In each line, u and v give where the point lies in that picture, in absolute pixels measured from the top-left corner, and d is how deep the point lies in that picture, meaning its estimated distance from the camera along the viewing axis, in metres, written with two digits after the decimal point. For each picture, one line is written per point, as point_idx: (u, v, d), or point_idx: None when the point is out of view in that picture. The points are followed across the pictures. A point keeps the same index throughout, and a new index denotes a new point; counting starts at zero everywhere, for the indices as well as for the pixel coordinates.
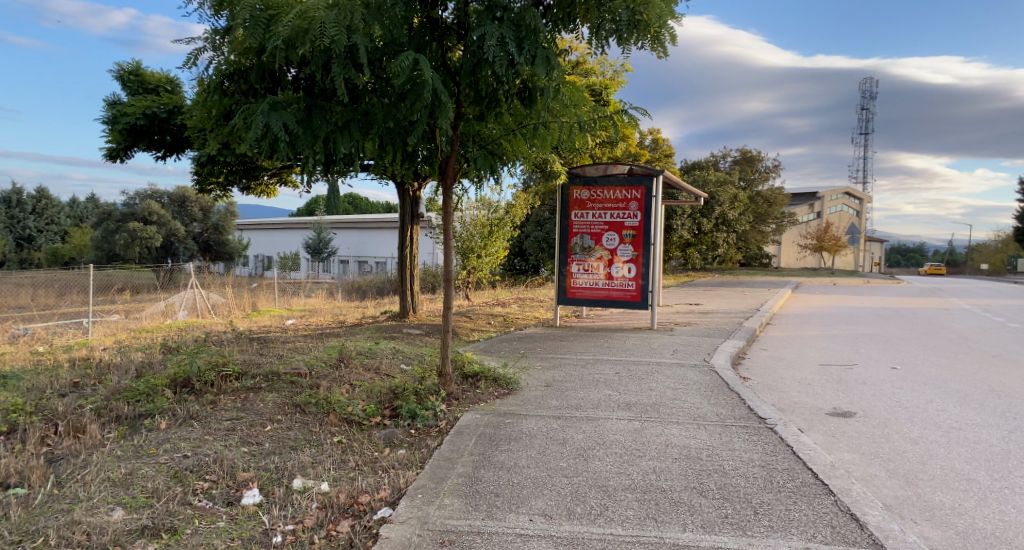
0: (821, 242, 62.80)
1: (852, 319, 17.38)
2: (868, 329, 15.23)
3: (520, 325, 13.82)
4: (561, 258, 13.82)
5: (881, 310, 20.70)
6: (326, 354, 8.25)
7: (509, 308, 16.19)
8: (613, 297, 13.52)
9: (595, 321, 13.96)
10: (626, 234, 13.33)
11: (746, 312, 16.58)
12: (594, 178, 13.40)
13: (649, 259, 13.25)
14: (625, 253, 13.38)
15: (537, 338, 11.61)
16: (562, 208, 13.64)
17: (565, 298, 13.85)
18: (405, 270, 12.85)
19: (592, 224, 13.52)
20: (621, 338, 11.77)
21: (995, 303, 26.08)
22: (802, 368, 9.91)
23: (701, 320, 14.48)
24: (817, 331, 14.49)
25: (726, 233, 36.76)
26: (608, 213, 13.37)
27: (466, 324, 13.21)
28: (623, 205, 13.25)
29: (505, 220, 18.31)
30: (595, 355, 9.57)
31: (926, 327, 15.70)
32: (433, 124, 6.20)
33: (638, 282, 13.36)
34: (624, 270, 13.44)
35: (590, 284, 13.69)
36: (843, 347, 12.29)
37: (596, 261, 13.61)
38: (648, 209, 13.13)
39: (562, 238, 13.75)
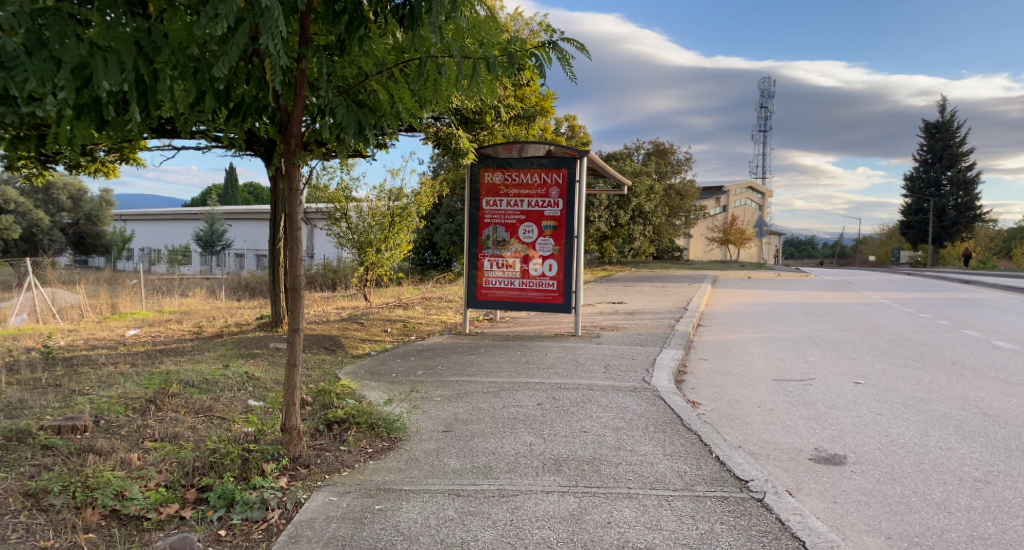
0: (728, 235, 63.14)
1: (788, 317, 16.00)
2: (809, 327, 13.79)
3: (422, 332, 11.68)
4: (470, 253, 11.78)
5: (810, 306, 19.49)
6: (141, 395, 5.96)
7: (410, 310, 14.01)
8: (530, 300, 11.62)
9: (509, 326, 12.01)
10: (546, 224, 11.45)
11: (676, 313, 14.94)
12: (509, 159, 11.44)
13: (572, 254, 11.41)
14: (545, 247, 11.51)
15: (440, 352, 9.53)
16: (471, 195, 11.63)
17: (475, 299, 11.83)
18: (278, 268, 10.51)
19: (507, 213, 11.55)
20: (541, 348, 9.82)
21: (912, 296, 25.47)
22: (760, 382, 8.19)
23: (630, 324, 12.69)
24: (757, 332, 12.92)
25: (642, 226, 35.56)
26: (526, 200, 11.45)
27: (355, 333, 10.97)
28: (542, 190, 11.37)
29: (408, 211, 16.11)
30: (510, 378, 7.57)
31: (868, 325, 14.35)
32: (259, 50, 4.17)
33: (559, 281, 11.51)
34: (543, 267, 11.56)
35: (504, 283, 11.74)
36: (794, 351, 10.68)
37: (512, 257, 11.66)
38: (571, 196, 11.29)
39: (471, 229, 11.73)
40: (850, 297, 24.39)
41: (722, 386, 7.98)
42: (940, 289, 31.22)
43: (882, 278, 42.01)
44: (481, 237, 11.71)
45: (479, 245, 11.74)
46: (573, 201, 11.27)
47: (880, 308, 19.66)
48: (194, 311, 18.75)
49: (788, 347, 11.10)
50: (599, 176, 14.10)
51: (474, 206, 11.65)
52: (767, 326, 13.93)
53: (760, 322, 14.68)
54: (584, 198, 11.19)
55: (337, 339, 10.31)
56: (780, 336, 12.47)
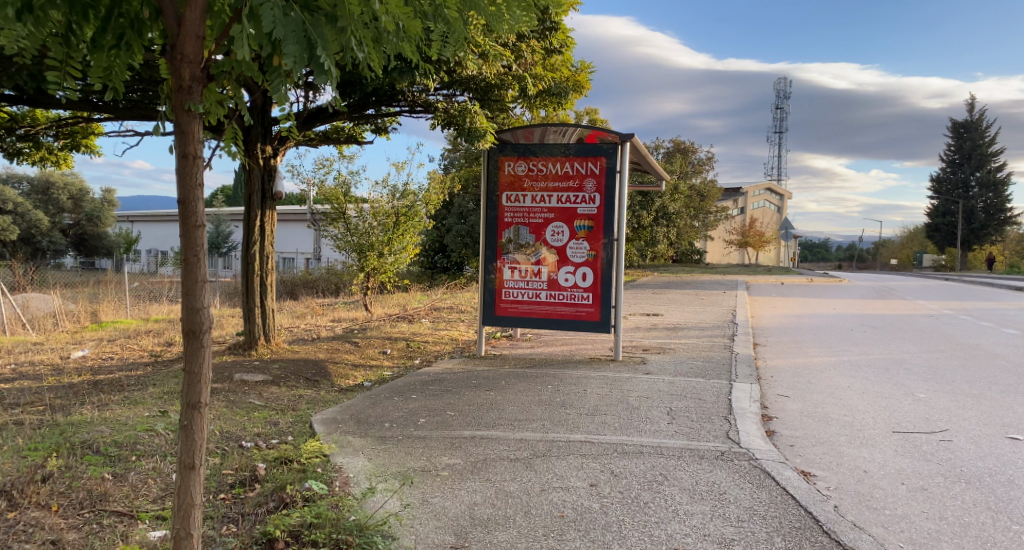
0: (747, 238, 60.90)
1: (851, 334, 13.94)
2: (884, 349, 11.74)
3: (430, 354, 9.65)
4: (487, 259, 9.75)
5: (864, 319, 17.42)
6: (3, 470, 4.00)
7: (416, 325, 12.00)
8: (560, 316, 9.54)
9: (533, 348, 9.94)
10: (579, 224, 9.40)
11: (724, 328, 12.88)
12: (534, 145, 9.48)
13: (610, 260, 9.34)
14: (577, 251, 9.45)
15: (452, 385, 7.53)
16: (488, 189, 9.66)
17: (493, 316, 9.76)
18: (253, 277, 8.48)
19: (531, 211, 9.54)
20: (578, 381, 7.82)
21: (963, 306, 23.38)
22: (878, 438, 6.16)
23: (676, 345, 10.65)
24: (830, 356, 10.85)
25: (665, 228, 33.53)
26: (554, 195, 9.45)
27: (348, 355, 8.97)
28: (573, 183, 9.38)
29: (414, 210, 14.13)
30: (546, 435, 5.55)
31: (951, 346, 12.28)
32: None
33: (594, 294, 9.43)
34: (576, 277, 9.48)
35: (528, 296, 9.66)
36: (889, 385, 8.65)
37: (538, 263, 9.60)
38: (610, 189, 9.27)
39: (488, 230, 9.71)
40: (898, 308, 22.32)
41: (829, 444, 5.95)
42: (985, 298, 29.10)
43: (917, 284, 39.88)
44: (500, 240, 9.68)
45: (497, 249, 9.71)
46: (612, 196, 9.26)
47: (941, 322, 17.60)
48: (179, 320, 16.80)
49: (878, 378, 9.07)
50: (638, 169, 12.07)
51: (492, 201, 9.66)
52: (834, 346, 11.89)
53: (822, 340, 12.63)
54: (625, 193, 9.15)
55: (324, 365, 8.33)
56: (859, 362, 10.41)
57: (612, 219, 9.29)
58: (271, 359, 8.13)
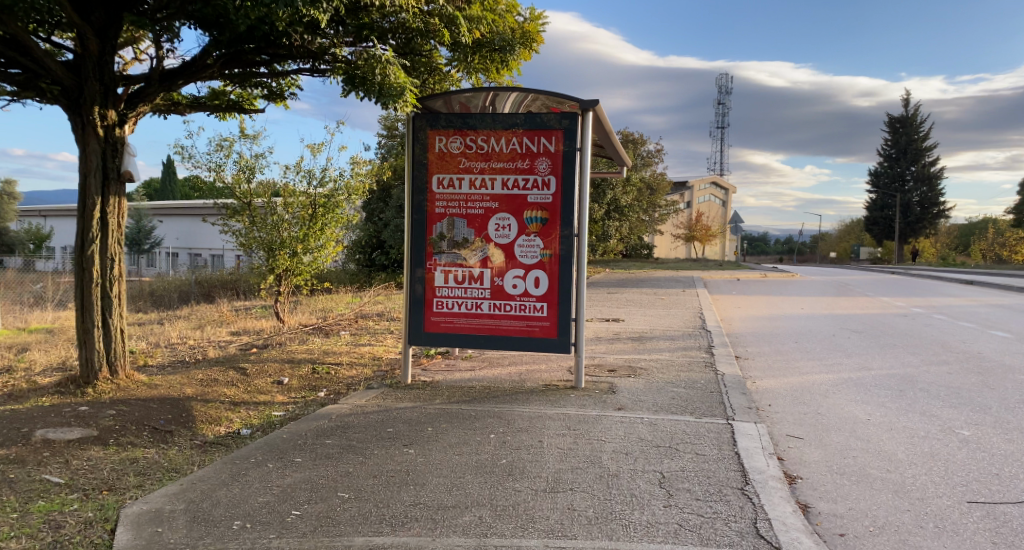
0: (694, 232, 60.01)
1: (837, 341, 12.32)
2: (883, 362, 10.10)
3: (341, 381, 7.56)
4: (413, 261, 7.68)
5: (839, 322, 15.92)
6: None
7: (332, 339, 9.86)
8: (508, 333, 7.56)
9: (474, 374, 7.91)
10: (529, 215, 7.44)
11: (697, 338, 11.07)
12: (472, 117, 7.52)
13: (570, 261, 7.41)
14: (527, 250, 7.48)
15: (357, 436, 5.47)
16: (415, 172, 7.60)
17: (422, 334, 7.70)
18: (91, 288, 6.20)
19: (469, 199, 7.53)
20: (530, 425, 5.84)
21: (928, 305, 22.24)
22: (956, 516, 4.33)
23: (648, 364, 8.79)
24: (828, 375, 9.11)
25: (617, 223, 31.90)
26: (498, 179, 7.48)
27: (228, 389, 6.82)
28: (521, 163, 7.43)
29: (336, 201, 11.91)
30: (483, 544, 3.68)
31: (956, 357, 10.69)
32: None
33: (549, 305, 7.49)
34: (527, 282, 7.51)
35: (467, 308, 7.63)
36: (919, 415, 6.91)
37: (479, 266, 7.59)
38: (568, 171, 7.36)
39: (415, 224, 7.64)
40: (865, 308, 20.92)
41: (897, 533, 4.08)
42: (938, 296, 28.23)
43: (869, 280, 39.12)
44: (431, 236, 7.62)
45: (427, 248, 7.64)
46: (571, 179, 7.35)
47: (922, 325, 16.15)
48: (60, 330, 14.28)
49: (899, 406, 7.32)
50: (598, 150, 10.17)
51: (420, 188, 7.61)
52: (826, 360, 10.18)
53: (810, 352, 10.91)
54: (587, 175, 7.26)
55: (187, 405, 6.16)
56: (865, 382, 8.69)
57: (571, 208, 7.36)
58: (112, 400, 5.94)
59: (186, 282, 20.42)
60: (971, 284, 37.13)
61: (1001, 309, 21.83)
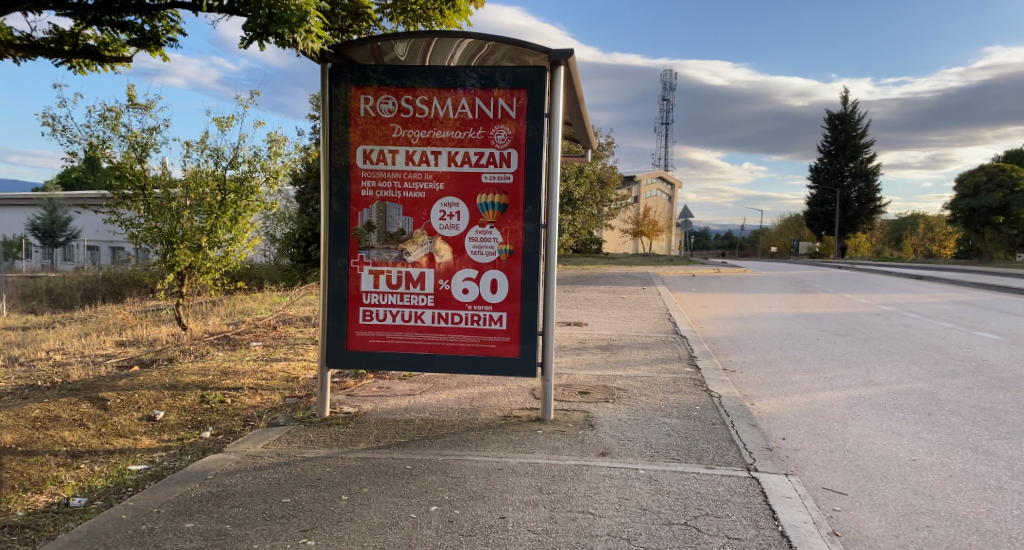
0: (642, 226, 59.15)
1: (824, 347, 11.01)
2: (889, 374, 8.76)
3: (239, 413, 5.79)
4: (331, 260, 5.88)
5: (814, 324, 14.72)
6: None
7: (239, 352, 8.03)
8: (456, 350, 5.89)
9: (413, 403, 6.23)
10: (483, 200, 5.80)
11: (674, 347, 9.59)
12: (409, 72, 5.82)
13: (536, 257, 5.81)
14: (481, 245, 5.84)
15: (234, 515, 3.81)
16: (333, 144, 5.84)
17: (343, 354, 5.91)
18: None
19: (404, 178, 5.83)
20: (489, 490, 4.19)
21: (893, 304, 21.35)
22: None
23: (627, 383, 7.23)
24: (835, 393, 7.72)
25: (569, 216, 30.47)
26: (441, 153, 5.80)
27: (73, 432, 4.99)
28: (471, 132, 5.79)
29: (250, 185, 10.04)
30: None
31: (963, 366, 9.48)
32: None
33: (509, 314, 5.87)
34: (481, 284, 5.87)
35: (402, 320, 5.90)
36: (974, 454, 5.51)
37: (417, 266, 5.89)
38: (532, 142, 5.76)
39: (333, 212, 5.85)
40: (832, 306, 19.89)
41: None
42: (894, 292, 27.59)
43: (821, 276, 38.57)
44: (355, 226, 5.86)
45: (350, 243, 5.87)
46: (536, 152, 5.76)
47: (900, 325, 15.07)
48: None
49: (943, 439, 5.93)
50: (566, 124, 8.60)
51: (340, 165, 5.84)
52: (825, 373, 8.80)
53: (802, 362, 9.54)
54: (558, 149, 5.71)
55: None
56: (881, 402, 7.32)
57: (536, 189, 5.77)
58: None
59: (92, 280, 18.15)
60: (921, 279, 36.91)
61: (965, 305, 21.11)
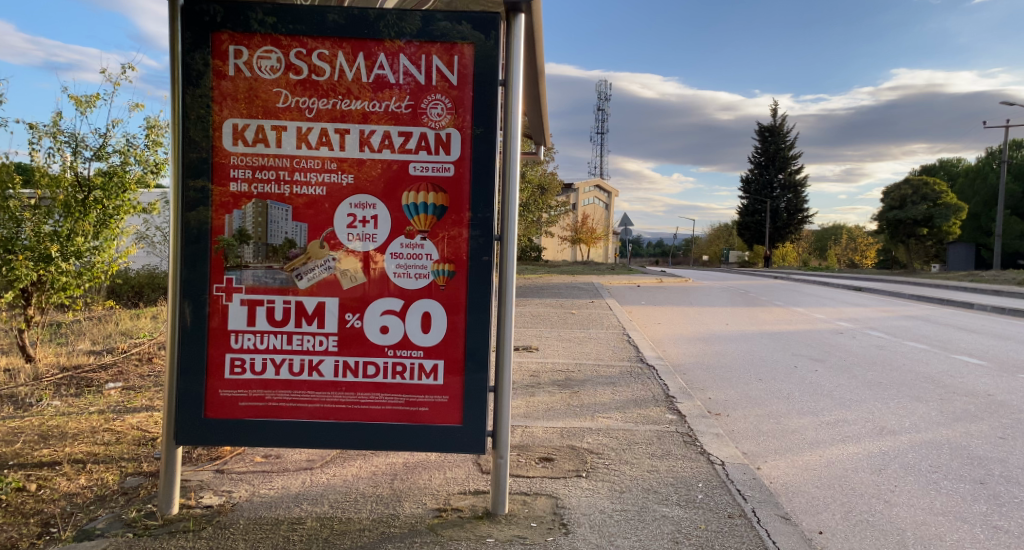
0: (579, 234, 58.05)
1: (807, 378, 9.60)
2: (900, 418, 7.34)
3: (38, 514, 3.89)
4: (184, 289, 4.00)
5: (781, 345, 13.41)
6: None
7: (85, 398, 6.07)
8: (370, 415, 4.12)
9: (309, 486, 4.46)
10: (411, 200, 4.08)
11: (643, 383, 7.99)
12: (303, 15, 4.00)
13: (485, 284, 4.10)
14: (406, 266, 4.10)
15: None
16: (188, 116, 3.97)
17: (200, 424, 4.06)
18: None
19: (295, 168, 4.04)
20: None
21: (847, 320, 20.39)
22: None
23: (598, 442, 5.58)
24: (851, 448, 6.24)
25: None
26: (350, 133, 4.03)
27: None
28: (392, 103, 4.04)
29: (121, 181, 8.03)
30: None
31: (974, 405, 8.15)
32: None
33: (447, 364, 4.14)
34: (407, 320, 4.12)
35: (290, 374, 4.09)
36: None
37: (313, 295, 4.08)
38: (480, 121, 4.06)
39: (187, 214, 3.99)
40: (788, 322, 18.74)
41: None
42: (840, 306, 26.86)
43: (763, 286, 37.95)
44: (220, 236, 4.01)
45: (212, 260, 4.02)
46: (488, 134, 4.06)
47: (870, 346, 13.88)
48: None
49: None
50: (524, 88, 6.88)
51: (198, 147, 3.98)
52: (825, 417, 7.33)
53: (792, 401, 8.08)
54: (518, 130, 4.04)
55: None
56: (912, 461, 5.85)
57: (487, 186, 4.08)
58: None
59: None
60: (859, 290, 36.67)
61: (920, 320, 20.30)
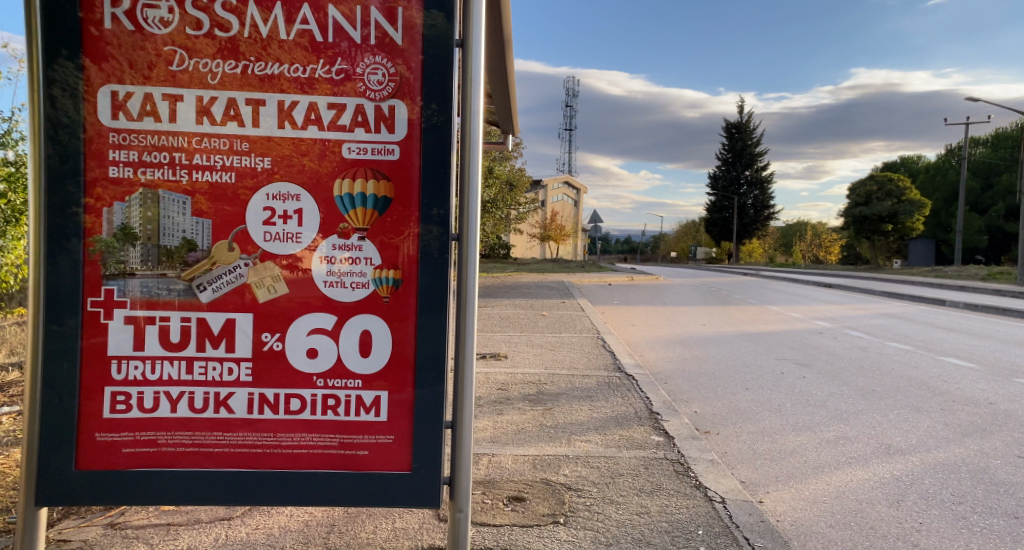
0: (548, 231, 57.43)
1: (798, 386, 8.92)
2: (906, 434, 6.67)
3: None
4: (49, 306, 3.10)
5: (763, 347, 12.77)
6: None
7: None
8: (295, 460, 3.28)
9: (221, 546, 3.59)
10: (344, 191, 3.24)
11: (624, 397, 7.23)
12: None
13: (439, 295, 3.28)
14: (339, 272, 3.27)
15: None
16: (51, 82, 3.07)
17: (72, 477, 3.18)
18: None
19: (196, 150, 3.17)
20: None
21: (824, 319, 19.94)
22: None
23: (577, 475, 4.78)
24: (860, 472, 5.52)
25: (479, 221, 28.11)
26: (266, 105, 3.19)
27: None
28: (320, 67, 3.19)
29: None
30: None
31: (980, 416, 7.49)
32: None
33: (392, 397, 3.31)
34: (341, 341, 3.28)
35: (191, 411, 3.23)
36: None
37: (220, 311, 3.23)
38: (432, 93, 3.23)
39: (51, 209, 3.10)
40: (766, 322, 18.17)
41: None
42: (813, 303, 26.45)
43: (734, 283, 37.60)
44: (97, 237, 3.14)
45: (86, 268, 3.13)
46: (442, 107, 3.24)
47: (854, 348, 13.29)
48: None
49: None
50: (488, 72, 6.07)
51: (65, 122, 3.09)
52: (824, 435, 6.62)
53: (785, 415, 7.36)
54: (481, 102, 3.21)
55: None
56: (932, 489, 5.13)
57: (441, 172, 3.25)
58: None
59: None
60: (829, 287, 36.44)
61: (899, 319, 19.85)
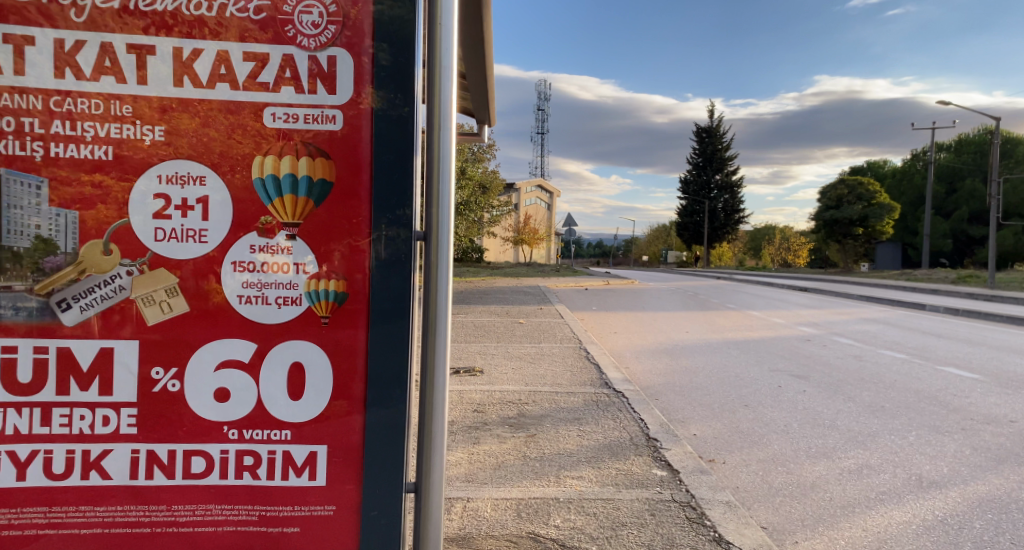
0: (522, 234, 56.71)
1: (800, 403, 8.19)
2: (933, 461, 5.94)
3: None
4: None
5: (752, 356, 12.07)
6: None
7: None
8: (197, 540, 2.41)
9: None
10: (266, 174, 2.38)
11: (616, 419, 6.43)
12: None
13: (395, 317, 2.43)
14: (261, 283, 2.40)
15: None
16: None
17: None
18: None
19: (55, 116, 2.29)
20: None
21: (807, 324, 19.38)
22: None
23: (573, 527, 3.95)
24: (897, 513, 4.75)
25: None
26: (156, 54, 2.31)
27: None
28: (231, 2, 2.32)
29: None
30: None
31: (1006, 440, 6.79)
32: None
33: (333, 453, 2.45)
34: (261, 379, 2.41)
35: (49, 478, 2.34)
36: None
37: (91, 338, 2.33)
38: (386, 42, 2.38)
39: None
40: (750, 327, 17.54)
41: None
42: (793, 308, 25.92)
43: (710, 287, 37.14)
44: None
45: None
46: (401, 63, 2.39)
47: (847, 357, 12.63)
48: None
49: None
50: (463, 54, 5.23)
51: None
52: (843, 463, 5.86)
53: (794, 438, 6.61)
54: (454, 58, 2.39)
55: None
56: (987, 535, 4.37)
57: (400, 152, 2.41)
58: None
59: None
60: (805, 290, 36.09)
61: (883, 325, 19.32)
